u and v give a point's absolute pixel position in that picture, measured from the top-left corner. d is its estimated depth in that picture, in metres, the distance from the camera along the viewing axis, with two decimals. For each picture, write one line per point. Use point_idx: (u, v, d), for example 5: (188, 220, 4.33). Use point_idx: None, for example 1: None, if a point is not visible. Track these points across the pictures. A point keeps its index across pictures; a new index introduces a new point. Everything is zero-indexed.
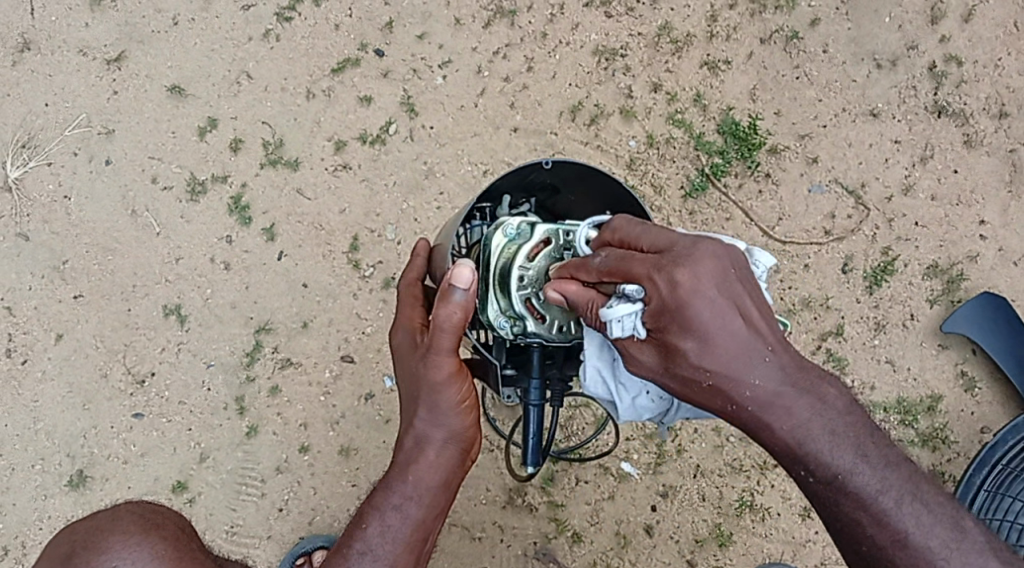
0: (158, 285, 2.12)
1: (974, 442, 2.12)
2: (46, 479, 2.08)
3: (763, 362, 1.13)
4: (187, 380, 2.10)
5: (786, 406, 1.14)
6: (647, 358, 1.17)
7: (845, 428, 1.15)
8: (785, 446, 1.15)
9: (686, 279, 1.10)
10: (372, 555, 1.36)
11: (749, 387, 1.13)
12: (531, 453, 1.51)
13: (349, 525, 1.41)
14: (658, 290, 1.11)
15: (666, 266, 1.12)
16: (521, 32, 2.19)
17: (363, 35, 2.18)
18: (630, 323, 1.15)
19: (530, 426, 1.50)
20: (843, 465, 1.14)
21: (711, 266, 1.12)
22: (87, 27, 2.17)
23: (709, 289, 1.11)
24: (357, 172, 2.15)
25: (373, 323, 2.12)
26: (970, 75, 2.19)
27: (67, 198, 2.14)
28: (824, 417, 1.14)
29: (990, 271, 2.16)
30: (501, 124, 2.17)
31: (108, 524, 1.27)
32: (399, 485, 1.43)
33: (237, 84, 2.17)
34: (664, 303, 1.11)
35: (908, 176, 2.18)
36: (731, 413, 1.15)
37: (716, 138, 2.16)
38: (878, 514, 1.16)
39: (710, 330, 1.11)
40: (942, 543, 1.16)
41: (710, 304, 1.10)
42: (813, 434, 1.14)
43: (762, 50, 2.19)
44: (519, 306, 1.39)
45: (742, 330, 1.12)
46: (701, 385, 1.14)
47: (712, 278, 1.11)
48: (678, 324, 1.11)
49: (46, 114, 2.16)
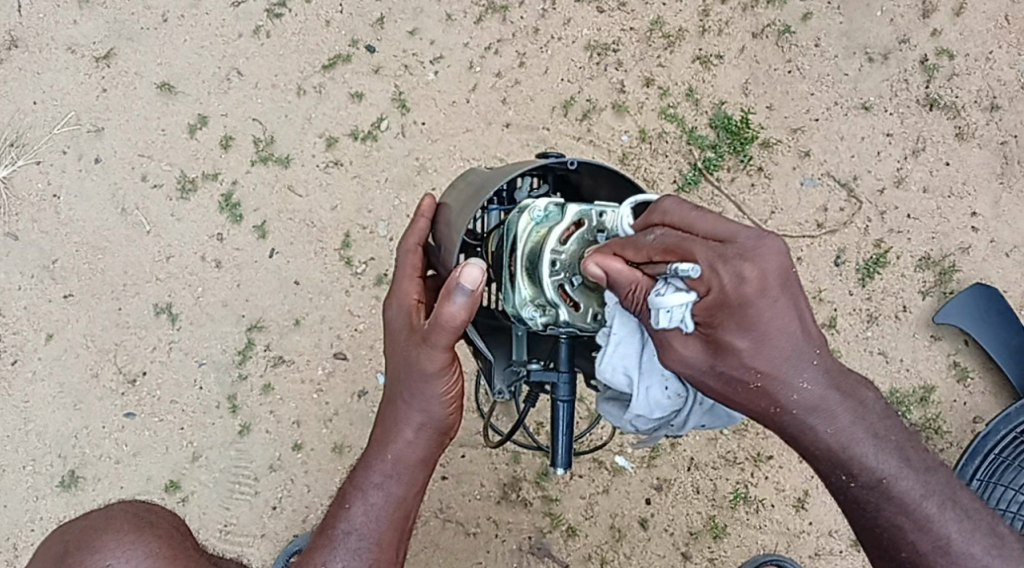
0: (148, 284, 2.11)
1: (967, 432, 2.13)
2: (38, 480, 2.07)
3: (811, 365, 1.14)
4: (179, 379, 2.09)
5: (831, 411, 1.15)
6: (691, 354, 1.15)
7: (886, 432, 1.18)
8: (831, 450, 1.16)
9: (754, 276, 1.09)
10: (356, 534, 1.41)
11: (797, 390, 1.14)
12: (562, 448, 1.41)
13: (334, 503, 1.46)
14: (724, 285, 1.09)
15: (730, 258, 1.09)
16: (513, 27, 2.18)
17: (354, 31, 2.17)
18: (679, 315, 1.13)
19: (560, 419, 1.42)
20: (888, 469, 1.17)
21: (778, 264, 1.10)
22: (75, 24, 2.16)
23: (772, 288, 1.10)
24: (348, 169, 2.14)
25: (365, 320, 2.10)
26: (962, 68, 2.19)
27: (56, 196, 2.13)
28: (866, 421, 1.17)
29: (982, 263, 2.16)
30: (493, 119, 2.16)
31: (102, 523, 1.27)
32: (379, 463, 1.46)
33: (227, 81, 2.16)
34: (728, 299, 1.09)
35: (900, 168, 2.18)
36: (772, 414, 1.16)
37: (709, 132, 2.16)
38: (922, 520, 1.18)
39: (767, 330, 1.11)
40: (985, 550, 1.18)
41: (773, 305, 1.10)
42: (855, 441, 1.16)
43: (754, 44, 2.19)
44: (552, 294, 1.35)
45: (795, 331, 1.12)
46: (746, 386, 1.15)
47: (777, 277, 1.10)
48: (738, 323, 1.10)
49: (35, 113, 2.14)
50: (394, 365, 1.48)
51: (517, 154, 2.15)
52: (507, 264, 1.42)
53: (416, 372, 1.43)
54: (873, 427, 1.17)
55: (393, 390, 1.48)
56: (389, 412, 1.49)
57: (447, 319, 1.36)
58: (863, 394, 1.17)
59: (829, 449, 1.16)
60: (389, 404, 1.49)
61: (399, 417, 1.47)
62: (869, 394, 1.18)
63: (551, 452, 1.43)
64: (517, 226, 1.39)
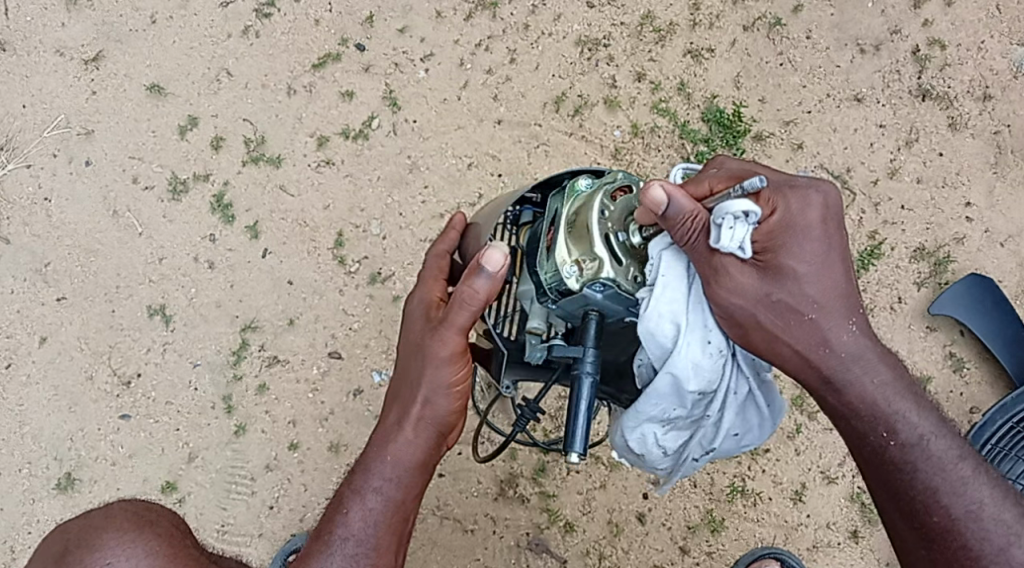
0: (142, 285, 2.10)
1: (964, 423, 2.10)
2: (34, 484, 2.05)
3: (858, 313, 1.29)
4: (173, 380, 2.08)
5: (873, 363, 1.29)
6: (749, 282, 1.27)
7: (920, 398, 1.32)
8: (873, 404, 1.29)
9: (818, 204, 1.27)
10: (355, 539, 1.39)
11: (844, 332, 1.28)
12: (580, 431, 1.34)
13: (330, 507, 1.44)
14: (789, 204, 1.27)
15: (797, 187, 1.28)
16: (503, 24, 2.18)
17: (343, 29, 2.18)
18: (740, 235, 1.23)
19: (581, 398, 1.36)
20: (927, 428, 1.30)
21: (836, 204, 1.29)
22: (64, 27, 2.17)
23: (832, 221, 1.27)
24: (340, 168, 2.13)
25: (360, 319, 2.10)
26: (954, 58, 2.19)
27: (47, 200, 2.12)
28: (902, 379, 1.31)
29: (977, 253, 2.14)
30: (484, 116, 2.15)
31: (102, 522, 1.26)
32: (378, 465, 1.45)
33: (217, 81, 2.16)
34: (792, 219, 1.26)
35: (894, 159, 2.16)
36: (820, 356, 1.28)
37: (701, 126, 2.15)
38: (958, 482, 1.30)
39: (824, 260, 1.27)
40: (1015, 517, 1.30)
41: (830, 238, 1.27)
42: (893, 396, 1.29)
43: (746, 37, 2.19)
44: (599, 246, 1.36)
45: (846, 271, 1.29)
46: (801, 319, 1.27)
47: (836, 212, 1.29)
48: (799, 250, 1.26)
49: (24, 116, 2.15)
50: (408, 354, 1.49)
51: (509, 151, 2.14)
52: (549, 231, 1.44)
53: (430, 359, 1.44)
54: (909, 388, 1.31)
55: (403, 382, 1.49)
56: (392, 413, 1.49)
57: (469, 297, 1.39)
58: (897, 362, 1.32)
59: (871, 400, 1.29)
60: (397, 397, 1.50)
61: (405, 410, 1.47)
62: (901, 364, 1.33)
63: (566, 434, 1.35)
64: (564, 194, 1.44)
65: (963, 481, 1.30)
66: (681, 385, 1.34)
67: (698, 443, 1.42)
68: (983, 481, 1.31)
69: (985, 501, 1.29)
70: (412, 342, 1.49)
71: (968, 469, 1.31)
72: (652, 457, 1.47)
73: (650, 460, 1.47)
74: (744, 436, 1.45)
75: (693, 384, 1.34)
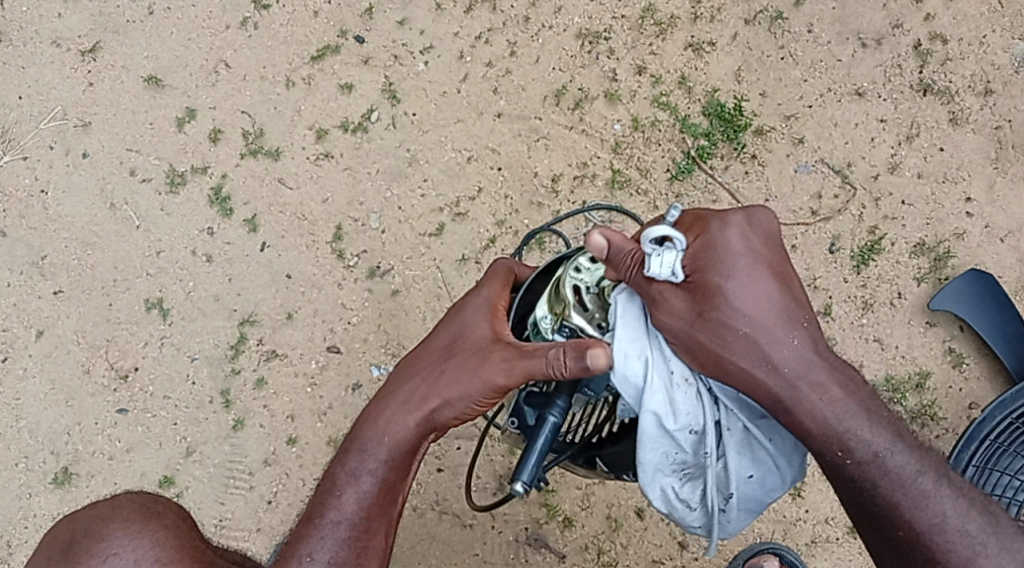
0: (139, 279, 2.09)
1: (963, 418, 2.08)
2: (31, 478, 2.04)
3: (802, 327, 1.27)
4: (170, 374, 2.07)
5: (820, 379, 1.26)
6: (682, 302, 1.27)
7: (878, 412, 1.27)
8: (819, 421, 1.25)
9: (739, 222, 1.28)
10: (346, 523, 1.35)
11: (785, 347, 1.26)
12: (531, 464, 1.29)
13: (320, 483, 1.41)
14: (710, 227, 1.28)
15: (722, 212, 1.30)
16: (503, 16, 2.17)
17: (342, 21, 2.17)
18: (670, 259, 1.26)
19: (541, 436, 1.33)
20: (882, 444, 1.26)
21: (763, 225, 1.30)
22: (60, 17, 2.17)
23: (755, 237, 1.28)
24: (339, 161, 2.13)
25: (358, 313, 2.09)
26: (956, 52, 2.18)
27: (44, 192, 2.12)
28: (856, 395, 1.27)
29: (976, 248, 2.12)
30: (485, 109, 2.14)
31: (109, 512, 1.20)
32: (376, 447, 1.42)
33: (214, 73, 2.15)
34: (714, 238, 1.27)
35: (895, 154, 2.15)
36: (763, 376, 1.26)
37: (702, 120, 2.14)
38: (918, 496, 1.26)
39: (753, 276, 1.26)
40: (979, 527, 1.25)
41: (759, 257, 1.27)
42: (842, 413, 1.26)
43: (747, 31, 2.18)
44: (567, 294, 1.42)
45: (780, 284, 1.27)
46: (736, 333, 1.26)
47: (762, 230, 1.29)
48: (725, 270, 1.26)
49: (20, 108, 2.15)
50: (464, 348, 1.48)
51: (509, 144, 2.13)
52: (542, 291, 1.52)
53: (482, 368, 1.42)
54: (863, 402, 1.27)
55: (441, 371, 1.47)
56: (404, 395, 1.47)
57: (553, 361, 1.34)
58: (855, 377, 1.29)
59: (818, 417, 1.25)
60: (427, 381, 1.47)
61: (428, 399, 1.45)
62: (859, 378, 1.29)
63: (516, 468, 1.30)
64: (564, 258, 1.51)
65: (924, 495, 1.25)
66: (661, 422, 1.29)
67: (711, 489, 1.32)
68: (946, 493, 1.26)
69: (948, 513, 1.25)
70: (477, 341, 1.47)
71: (929, 484, 1.26)
72: (681, 516, 1.37)
73: (680, 517, 1.37)
74: (763, 477, 1.34)
75: (670, 419, 1.29)
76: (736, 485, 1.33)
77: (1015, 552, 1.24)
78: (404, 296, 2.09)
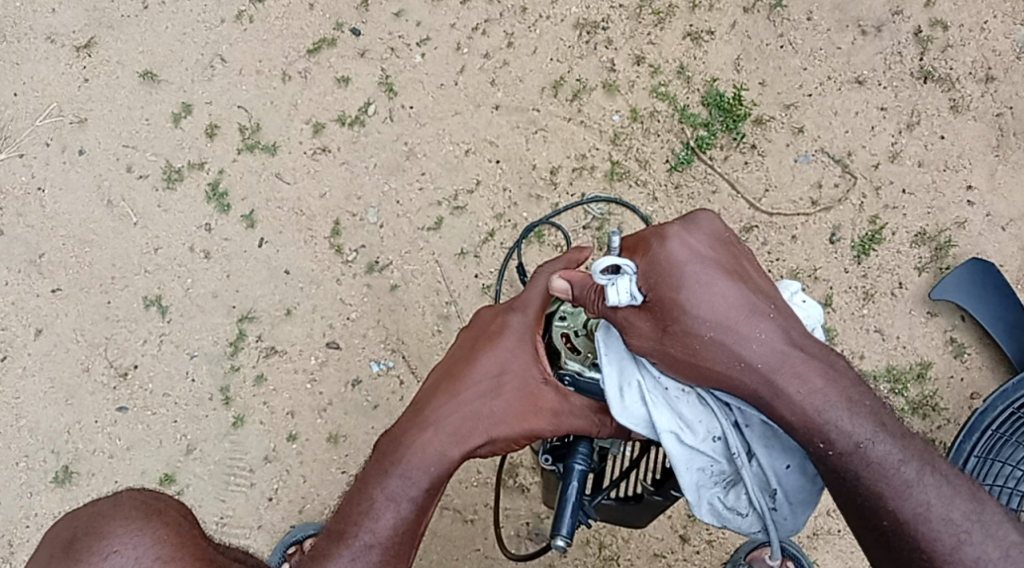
0: (137, 276, 2.08)
1: (965, 408, 2.07)
2: (31, 477, 2.03)
3: (766, 319, 1.24)
4: (169, 372, 2.06)
5: (795, 368, 1.21)
6: (647, 323, 1.27)
7: (859, 395, 1.22)
8: (798, 413, 1.20)
9: (675, 231, 1.27)
10: (380, 547, 1.33)
11: (754, 343, 1.22)
12: (568, 517, 1.30)
13: (352, 501, 1.37)
14: (652, 244, 1.28)
15: (663, 226, 1.29)
16: (500, 7, 2.16)
17: (339, 13, 2.16)
18: (625, 285, 1.26)
19: (571, 488, 1.33)
20: (862, 434, 1.19)
21: (703, 228, 1.29)
22: (54, 12, 2.16)
23: (699, 242, 1.27)
24: (336, 155, 2.11)
25: (357, 309, 2.07)
26: (956, 39, 2.17)
27: (41, 189, 2.11)
28: (835, 379, 1.21)
29: (978, 237, 2.11)
30: (482, 102, 2.13)
31: (110, 509, 1.19)
32: (413, 470, 1.38)
33: (210, 67, 2.14)
34: (656, 254, 1.27)
35: (895, 143, 2.14)
36: (739, 377, 1.23)
37: (701, 110, 2.13)
38: (901, 486, 1.19)
39: (704, 281, 1.24)
40: (964, 515, 1.18)
41: (705, 261, 1.26)
42: (821, 401, 1.20)
43: (745, 20, 2.16)
44: (557, 343, 1.46)
45: (735, 282, 1.25)
46: (703, 339, 1.24)
47: (704, 234, 1.28)
48: (674, 281, 1.25)
49: (16, 105, 2.14)
50: (512, 383, 1.44)
51: (507, 137, 2.12)
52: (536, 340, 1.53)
53: (529, 418, 1.42)
54: (843, 389, 1.21)
55: (482, 403, 1.44)
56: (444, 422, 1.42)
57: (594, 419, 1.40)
58: (833, 359, 1.24)
59: (798, 409, 1.20)
60: (473, 411, 1.43)
61: (469, 430, 1.42)
62: (838, 360, 1.24)
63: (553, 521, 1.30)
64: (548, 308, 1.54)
65: (907, 484, 1.19)
66: (678, 440, 1.29)
67: (753, 492, 1.27)
68: (931, 482, 1.19)
69: (933, 502, 1.18)
70: (520, 378, 1.44)
71: (913, 473, 1.19)
72: (738, 526, 1.32)
73: (739, 526, 1.32)
74: (803, 464, 1.28)
75: (685, 435, 1.28)
76: (777, 480, 1.28)
77: (999, 538, 1.16)
78: (402, 291, 2.08)
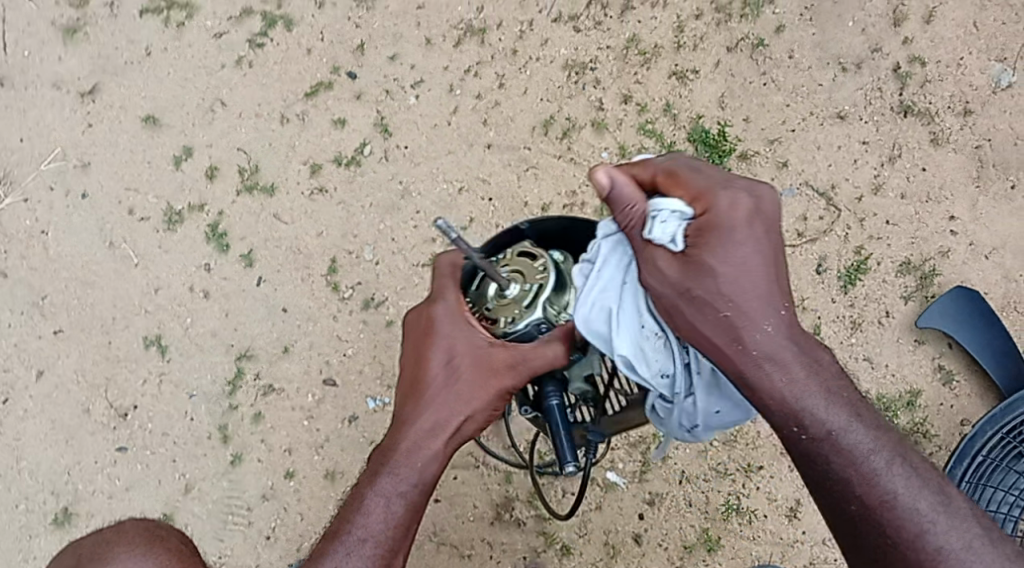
0: (137, 316, 2.11)
1: (955, 435, 2.10)
2: (31, 518, 2.05)
3: (780, 312, 1.17)
4: (169, 411, 2.08)
5: (787, 360, 1.16)
6: (673, 267, 1.19)
7: (839, 390, 1.17)
8: (778, 398, 1.15)
9: (746, 205, 1.18)
10: (373, 540, 1.31)
11: (761, 330, 1.16)
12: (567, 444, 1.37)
13: (342, 511, 1.35)
14: (716, 203, 1.19)
15: (729, 186, 1.21)
16: (491, 50, 2.22)
17: (335, 58, 2.21)
18: (672, 229, 1.21)
19: (557, 419, 1.39)
20: (836, 423, 1.15)
21: (769, 209, 1.19)
22: (60, 60, 2.21)
23: (757, 218, 1.18)
24: (333, 195, 2.16)
25: (353, 344, 2.10)
26: (934, 74, 2.23)
27: (45, 232, 2.15)
28: (820, 377, 1.17)
29: (962, 266, 2.16)
30: (475, 141, 2.18)
31: (114, 538, 1.22)
32: (394, 468, 1.35)
33: (210, 111, 2.19)
34: (717, 217, 1.18)
35: (878, 175, 2.20)
36: (733, 356, 1.16)
37: (688, 146, 2.18)
38: (869, 473, 1.15)
39: (745, 259, 1.16)
40: (930, 505, 1.15)
41: (755, 243, 1.17)
42: (802, 389, 1.16)
43: (729, 58, 2.23)
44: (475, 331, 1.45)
45: (768, 268, 1.17)
46: (715, 313, 1.16)
47: (767, 211, 1.19)
48: (717, 244, 1.17)
49: (21, 150, 2.18)
50: (462, 361, 1.38)
51: (500, 175, 2.17)
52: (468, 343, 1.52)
53: (492, 386, 1.37)
54: (824, 380, 1.17)
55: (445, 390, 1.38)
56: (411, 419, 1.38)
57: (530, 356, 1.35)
58: (820, 355, 1.18)
59: (777, 393, 1.15)
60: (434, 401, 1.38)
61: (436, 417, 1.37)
62: (825, 356, 1.19)
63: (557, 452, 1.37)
64: None
65: (874, 472, 1.15)
66: (631, 366, 1.28)
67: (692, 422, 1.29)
68: (898, 472, 1.15)
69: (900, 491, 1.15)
70: (469, 352, 1.38)
71: (881, 462, 1.15)
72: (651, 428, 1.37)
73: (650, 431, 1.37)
74: (731, 411, 1.31)
75: (639, 366, 1.27)
76: (699, 420, 1.31)
77: (963, 530, 1.14)
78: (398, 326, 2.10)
